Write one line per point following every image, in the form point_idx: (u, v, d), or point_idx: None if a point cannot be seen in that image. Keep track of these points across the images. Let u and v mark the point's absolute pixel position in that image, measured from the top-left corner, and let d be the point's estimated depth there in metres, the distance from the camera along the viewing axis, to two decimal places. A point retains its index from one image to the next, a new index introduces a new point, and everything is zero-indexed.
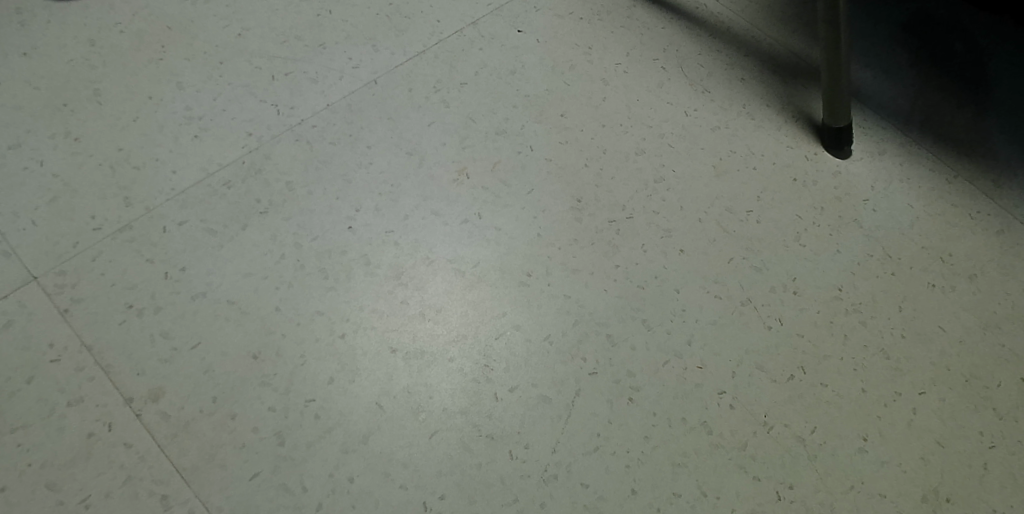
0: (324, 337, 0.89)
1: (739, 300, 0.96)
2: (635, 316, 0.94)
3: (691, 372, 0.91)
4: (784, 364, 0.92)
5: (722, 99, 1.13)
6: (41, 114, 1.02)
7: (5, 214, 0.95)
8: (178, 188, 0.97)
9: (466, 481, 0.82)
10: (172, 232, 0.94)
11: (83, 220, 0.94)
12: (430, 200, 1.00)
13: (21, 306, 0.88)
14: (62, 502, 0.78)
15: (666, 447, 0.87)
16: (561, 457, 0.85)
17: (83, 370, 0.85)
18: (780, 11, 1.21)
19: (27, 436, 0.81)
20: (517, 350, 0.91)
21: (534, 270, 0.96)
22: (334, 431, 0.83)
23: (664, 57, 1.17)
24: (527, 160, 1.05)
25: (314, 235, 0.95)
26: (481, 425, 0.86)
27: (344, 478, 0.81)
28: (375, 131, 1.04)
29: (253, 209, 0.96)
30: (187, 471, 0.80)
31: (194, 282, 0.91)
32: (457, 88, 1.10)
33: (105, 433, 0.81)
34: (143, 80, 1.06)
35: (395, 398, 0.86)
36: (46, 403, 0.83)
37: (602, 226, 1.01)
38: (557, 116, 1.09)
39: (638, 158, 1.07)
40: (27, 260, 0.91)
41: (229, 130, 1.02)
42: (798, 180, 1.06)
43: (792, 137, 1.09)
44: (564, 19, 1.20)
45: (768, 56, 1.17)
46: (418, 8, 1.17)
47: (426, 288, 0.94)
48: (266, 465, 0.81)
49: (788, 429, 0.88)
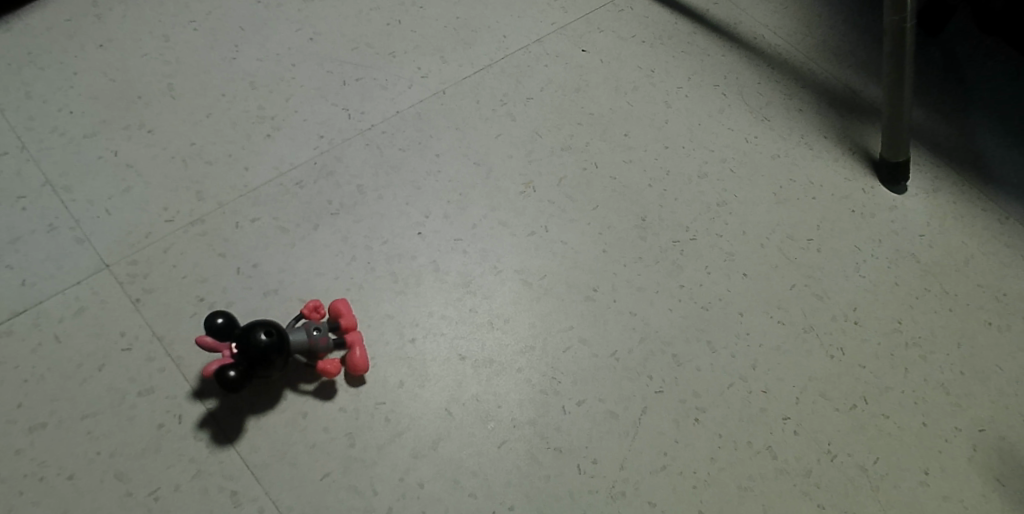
0: (394, 341, 0.86)
1: (801, 326, 0.97)
2: (700, 337, 0.94)
3: (756, 396, 0.91)
4: (847, 393, 0.93)
5: (781, 127, 1.14)
6: (116, 105, 0.99)
7: (78, 201, 0.90)
8: (251, 185, 0.94)
9: (535, 493, 0.80)
10: (244, 228, 0.91)
11: (156, 211, 0.90)
12: (498, 211, 0.99)
13: (93, 293, 0.84)
14: (131, 493, 0.74)
15: (732, 470, 0.86)
16: (629, 475, 0.83)
17: (155, 361, 0.81)
18: (836, 47, 1.22)
19: (98, 424, 0.77)
20: (584, 364, 0.89)
21: (600, 285, 0.95)
22: (404, 435, 0.81)
23: (724, 84, 1.18)
24: (592, 178, 1.05)
25: (383, 239, 0.93)
26: (550, 437, 0.84)
27: (415, 483, 0.78)
28: (443, 139, 1.04)
29: (324, 210, 0.94)
30: (258, 468, 0.76)
31: (266, 278, 0.87)
32: (524, 102, 1.11)
33: (176, 425, 0.77)
34: (217, 76, 1.04)
35: (464, 405, 0.84)
36: (116, 392, 0.79)
37: (666, 246, 1.01)
38: (621, 136, 1.11)
39: (701, 181, 1.08)
40: (99, 247, 0.87)
41: (302, 131, 1.00)
42: (856, 212, 1.07)
43: (848, 170, 1.10)
44: (627, 42, 1.21)
45: (824, 89, 1.18)
46: (485, 23, 1.18)
47: (494, 297, 0.92)
48: (338, 466, 0.78)
49: (851, 459, 0.89)
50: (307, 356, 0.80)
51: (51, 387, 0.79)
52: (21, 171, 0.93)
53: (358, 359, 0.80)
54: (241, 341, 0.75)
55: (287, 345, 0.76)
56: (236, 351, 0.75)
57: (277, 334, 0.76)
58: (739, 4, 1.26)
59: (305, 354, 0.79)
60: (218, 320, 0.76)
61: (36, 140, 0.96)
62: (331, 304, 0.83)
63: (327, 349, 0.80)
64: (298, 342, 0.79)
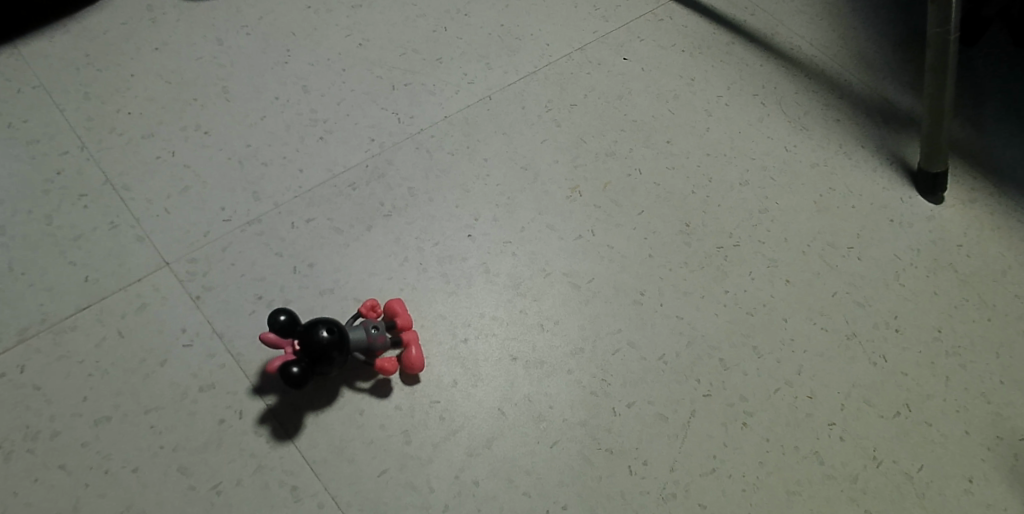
0: (447, 341, 0.88)
1: (844, 333, 0.97)
2: (746, 342, 0.95)
3: (802, 402, 0.92)
4: (890, 400, 0.93)
5: (819, 136, 1.15)
6: (173, 107, 1.02)
7: (138, 200, 0.93)
8: (306, 186, 0.96)
9: (587, 492, 0.81)
10: (299, 228, 0.93)
11: (213, 211, 0.93)
12: (545, 215, 1.00)
13: (154, 290, 0.86)
14: (193, 487, 0.76)
15: (780, 474, 0.87)
16: (679, 477, 0.84)
17: (215, 356, 0.82)
18: (873, 57, 1.23)
19: (161, 418, 0.79)
20: (633, 367, 0.90)
21: (647, 289, 0.96)
22: (458, 433, 0.82)
23: (762, 93, 1.19)
24: (637, 184, 1.06)
25: (435, 240, 0.95)
26: (601, 437, 0.85)
27: (470, 481, 0.79)
28: (490, 144, 1.05)
29: (377, 212, 0.96)
30: (317, 464, 0.77)
31: (322, 278, 0.89)
32: (568, 109, 1.12)
33: (236, 421, 0.79)
34: (271, 79, 1.06)
35: (517, 405, 0.85)
36: (178, 387, 0.81)
37: (711, 252, 1.01)
38: (664, 143, 1.11)
39: (743, 189, 1.08)
40: (160, 245, 0.90)
41: (353, 135, 1.02)
42: (896, 221, 1.07)
43: (886, 180, 1.11)
44: (668, 51, 1.22)
45: (861, 98, 1.18)
46: (528, 30, 1.20)
47: (543, 299, 0.93)
48: (394, 463, 0.79)
49: (896, 466, 0.89)
50: (365, 354, 0.81)
51: (115, 381, 0.81)
52: (83, 170, 0.95)
53: (414, 357, 0.82)
54: (302, 338, 0.76)
55: (347, 344, 0.78)
56: (298, 347, 0.77)
57: (338, 332, 0.77)
58: (775, 14, 1.27)
59: (364, 352, 0.80)
60: (281, 318, 0.77)
61: (96, 140, 0.98)
62: (387, 303, 0.85)
63: (384, 347, 0.81)
64: (358, 341, 0.80)
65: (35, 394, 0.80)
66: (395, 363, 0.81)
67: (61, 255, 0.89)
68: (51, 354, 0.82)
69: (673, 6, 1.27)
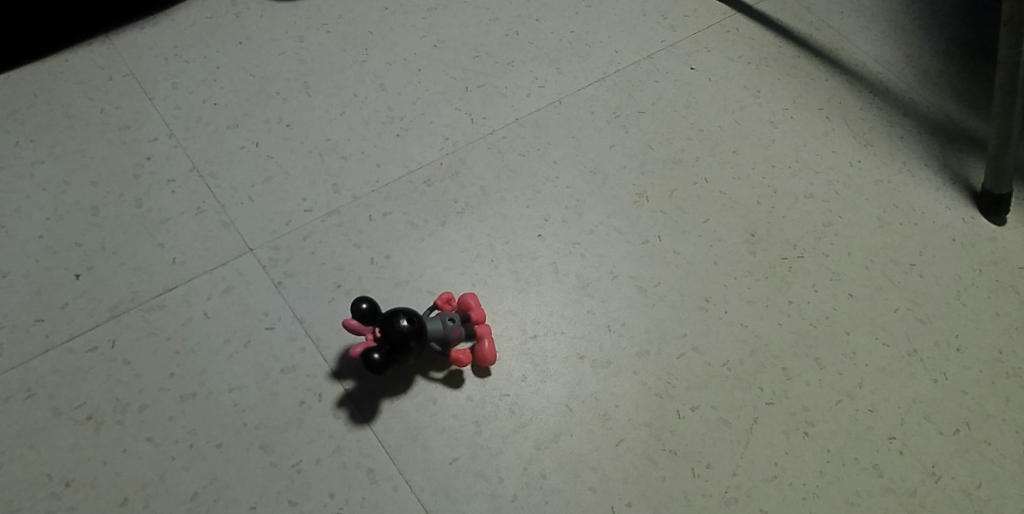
0: (517, 337, 0.90)
1: (905, 350, 0.97)
2: (808, 353, 0.96)
3: (862, 414, 0.92)
4: (950, 418, 0.93)
5: (883, 153, 1.14)
6: (257, 100, 1.05)
7: (223, 187, 0.97)
8: (382, 181, 1.00)
9: (651, 491, 0.83)
10: (377, 221, 0.96)
11: (295, 201, 0.96)
12: (613, 218, 1.02)
13: (238, 274, 0.90)
14: (274, 464, 0.79)
15: (840, 484, 0.88)
16: (741, 481, 0.86)
17: (296, 340, 0.86)
18: (938, 75, 1.21)
19: (244, 396, 0.83)
20: (697, 371, 0.92)
21: (712, 296, 0.98)
22: (527, 427, 0.84)
23: (827, 107, 1.18)
24: (703, 192, 1.07)
25: (506, 239, 0.97)
26: (665, 438, 0.86)
27: (537, 474, 0.82)
28: (560, 147, 1.07)
29: (451, 208, 0.99)
30: (392, 448, 0.81)
31: (397, 270, 0.93)
32: (636, 116, 1.13)
33: (316, 402, 0.83)
34: (350, 76, 1.09)
35: (584, 402, 0.87)
36: (262, 368, 0.84)
37: (775, 262, 1.02)
38: (730, 153, 1.12)
39: (807, 201, 1.09)
40: (244, 231, 0.94)
41: (428, 133, 1.05)
42: (958, 241, 1.06)
43: (949, 200, 1.10)
44: (734, 62, 1.22)
45: (924, 118, 1.17)
46: (598, 37, 1.21)
47: (611, 301, 0.95)
48: (466, 452, 0.82)
49: (954, 483, 0.89)
50: (440, 344, 0.83)
51: (202, 359, 0.85)
52: (171, 157, 0.99)
53: (487, 351, 0.84)
54: (383, 326, 0.78)
55: (425, 333, 0.79)
56: (379, 334, 0.79)
57: (417, 322, 0.79)
58: (840, 30, 1.26)
59: (440, 343, 0.83)
60: (364, 305, 0.80)
61: (183, 129, 1.02)
62: (460, 297, 0.87)
63: (459, 338, 0.84)
64: (434, 331, 0.82)
65: (125, 368, 0.84)
66: (469, 355, 0.84)
67: (150, 237, 0.93)
68: (141, 330, 0.86)
69: (741, 17, 1.28)
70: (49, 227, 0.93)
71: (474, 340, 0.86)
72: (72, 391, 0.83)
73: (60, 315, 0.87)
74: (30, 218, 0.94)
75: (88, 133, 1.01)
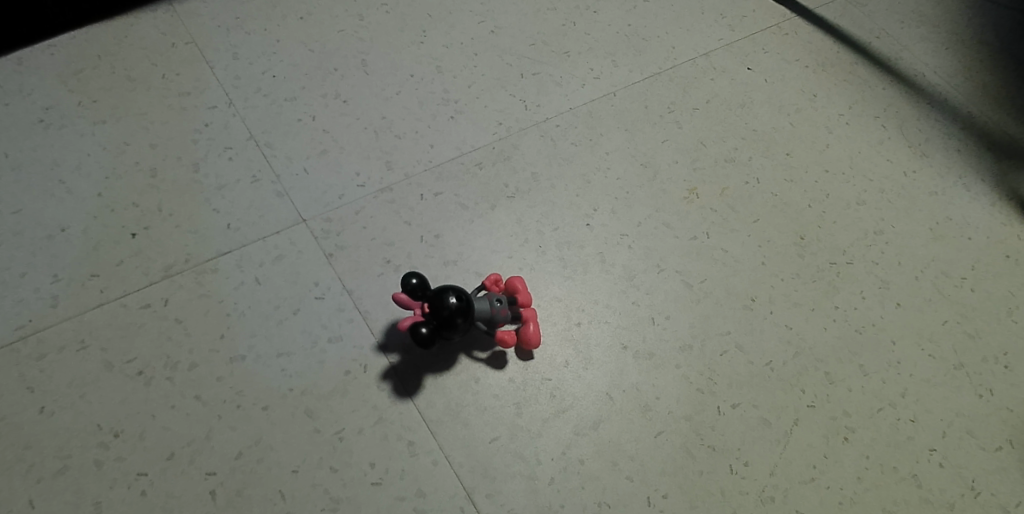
0: (561, 323, 0.91)
1: (952, 363, 0.95)
2: (852, 359, 0.94)
3: (904, 424, 0.91)
4: (994, 434, 0.91)
5: (939, 165, 1.11)
6: (315, 75, 1.06)
7: (279, 158, 0.99)
8: (435, 160, 1.01)
9: (688, 484, 0.84)
10: (428, 200, 0.97)
11: (349, 176, 0.98)
12: (663, 212, 1.01)
13: (291, 243, 0.92)
14: (319, 430, 0.82)
15: (878, 493, 0.87)
16: (778, 481, 0.86)
17: (344, 311, 0.88)
18: (998, 89, 1.18)
19: (291, 362, 0.85)
20: (739, 369, 0.91)
21: (758, 296, 0.97)
22: (567, 412, 0.86)
23: (884, 115, 1.15)
24: (754, 192, 1.06)
25: (555, 225, 0.98)
26: (705, 434, 0.87)
27: (575, 459, 0.84)
28: (613, 138, 1.07)
29: (501, 193, 0.99)
30: (433, 423, 0.83)
31: (446, 250, 0.94)
32: (690, 112, 1.12)
33: (361, 373, 0.85)
34: (406, 57, 1.10)
35: (624, 392, 0.88)
36: (310, 336, 0.87)
37: (823, 266, 1.01)
38: (782, 155, 1.10)
39: (859, 208, 1.06)
40: (298, 202, 0.95)
41: (482, 117, 1.06)
42: (1012, 257, 1.04)
43: (1005, 215, 1.07)
44: (791, 65, 1.19)
45: (981, 132, 1.14)
46: (655, 32, 1.19)
47: (656, 294, 0.95)
48: (505, 432, 0.84)
49: (994, 499, 0.88)
50: (486, 325, 0.83)
51: (251, 324, 0.87)
52: (229, 126, 1.01)
53: (531, 334, 0.85)
54: (431, 301, 0.79)
55: (471, 312, 0.80)
56: (426, 309, 0.79)
57: (464, 300, 0.79)
58: (900, 39, 1.22)
59: (486, 323, 0.83)
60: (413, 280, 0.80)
61: (242, 98, 1.03)
62: (508, 279, 0.88)
63: (505, 320, 0.84)
64: (481, 311, 0.82)
65: (177, 327, 0.86)
66: (514, 337, 0.84)
67: (205, 202, 0.95)
68: (193, 291, 0.88)
69: (800, 20, 1.24)
70: (108, 186, 0.95)
71: (519, 322, 0.87)
72: (124, 345, 0.85)
73: (115, 272, 0.89)
74: (89, 175, 0.96)
75: (149, 97, 1.02)
